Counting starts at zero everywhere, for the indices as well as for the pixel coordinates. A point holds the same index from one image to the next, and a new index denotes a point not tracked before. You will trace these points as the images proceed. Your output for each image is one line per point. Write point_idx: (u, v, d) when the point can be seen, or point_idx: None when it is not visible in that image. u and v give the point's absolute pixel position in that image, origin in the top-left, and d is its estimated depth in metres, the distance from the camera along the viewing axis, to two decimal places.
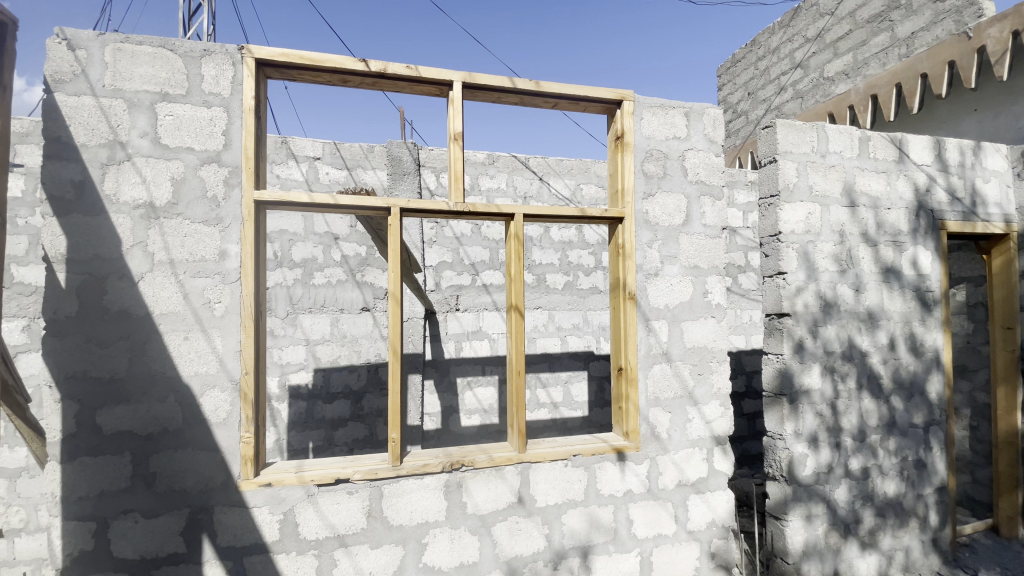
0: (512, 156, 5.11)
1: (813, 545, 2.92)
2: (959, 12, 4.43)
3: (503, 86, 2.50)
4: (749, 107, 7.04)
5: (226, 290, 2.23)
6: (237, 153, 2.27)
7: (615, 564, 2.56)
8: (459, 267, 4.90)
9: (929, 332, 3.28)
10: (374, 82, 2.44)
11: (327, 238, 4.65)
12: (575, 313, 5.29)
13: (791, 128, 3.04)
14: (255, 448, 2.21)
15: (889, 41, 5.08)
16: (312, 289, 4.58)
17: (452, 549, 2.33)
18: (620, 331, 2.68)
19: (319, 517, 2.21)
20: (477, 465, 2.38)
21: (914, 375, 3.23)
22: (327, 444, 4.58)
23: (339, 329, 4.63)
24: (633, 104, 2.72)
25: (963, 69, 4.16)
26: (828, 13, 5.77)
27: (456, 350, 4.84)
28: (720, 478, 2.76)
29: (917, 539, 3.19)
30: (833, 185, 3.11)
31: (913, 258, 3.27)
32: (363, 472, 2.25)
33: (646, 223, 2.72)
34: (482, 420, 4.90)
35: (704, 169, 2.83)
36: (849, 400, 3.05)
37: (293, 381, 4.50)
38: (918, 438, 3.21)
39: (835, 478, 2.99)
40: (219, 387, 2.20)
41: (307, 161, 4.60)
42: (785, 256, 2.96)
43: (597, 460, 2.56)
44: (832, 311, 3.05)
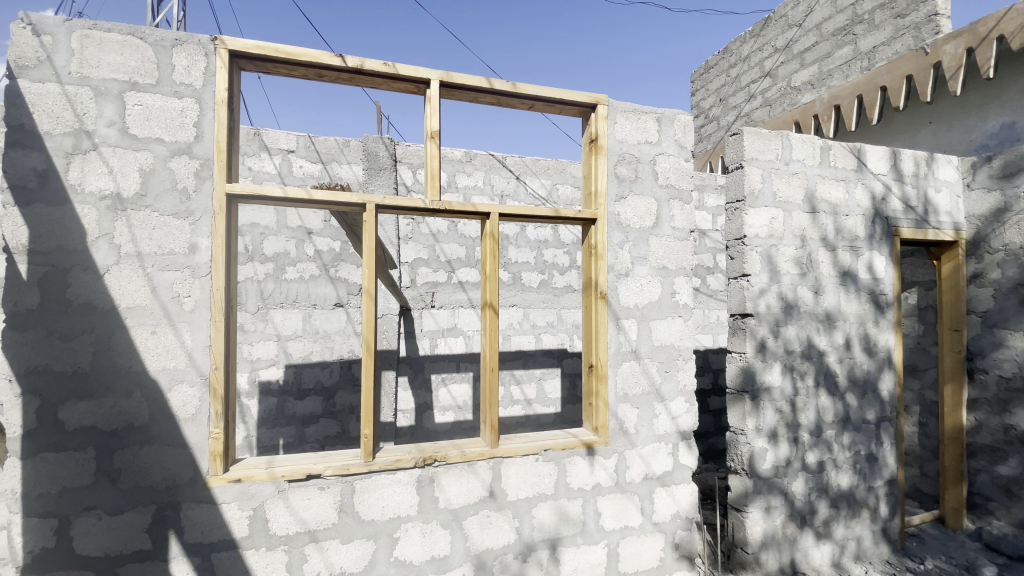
0: (488, 154, 5.14)
1: (771, 535, 3.06)
2: (917, 28, 4.66)
3: (480, 86, 2.52)
4: (721, 113, 7.25)
5: (196, 284, 2.20)
6: (208, 145, 2.24)
7: (583, 555, 2.63)
8: (435, 264, 4.90)
9: (882, 333, 3.46)
10: (350, 78, 2.44)
11: (300, 232, 4.59)
12: (549, 311, 5.35)
13: (757, 136, 3.16)
14: (224, 444, 2.19)
15: (852, 54, 5.30)
16: (283, 284, 4.53)
17: (423, 543, 2.36)
18: (591, 329, 2.75)
19: (290, 513, 2.21)
20: (449, 460, 2.41)
21: (867, 373, 3.40)
22: (298, 441, 4.53)
23: (311, 325, 4.58)
24: (607, 108, 2.79)
25: (920, 83, 4.38)
26: (796, 25, 5.98)
27: (431, 347, 4.85)
28: (684, 471, 2.87)
29: (868, 529, 3.37)
30: (796, 192, 3.25)
31: (869, 263, 3.44)
32: (335, 468, 2.25)
33: (618, 225, 2.80)
34: (455, 416, 4.92)
35: (674, 173, 2.93)
36: (808, 397, 3.20)
37: (263, 377, 4.45)
38: (870, 433, 3.39)
39: (793, 471, 3.13)
40: (187, 382, 2.17)
41: (280, 153, 4.53)
42: (749, 259, 3.08)
43: (567, 455, 2.63)
44: (793, 312, 3.19)
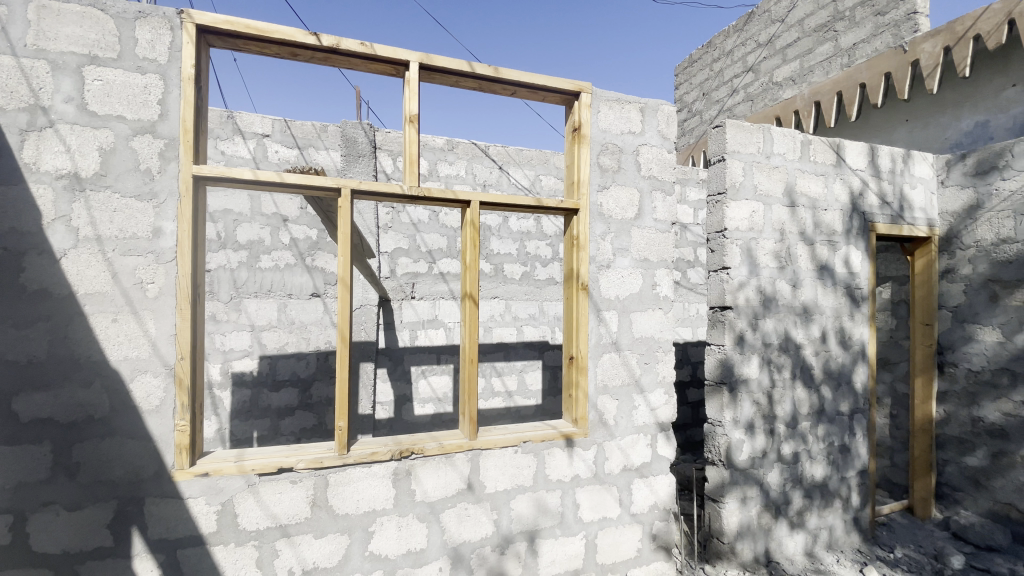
0: (471, 143, 5.06)
1: (746, 525, 3.09)
2: (897, 26, 4.72)
3: (460, 69, 2.45)
4: (704, 107, 7.28)
5: (160, 270, 2.10)
6: (174, 124, 2.13)
7: (561, 547, 2.62)
8: (415, 254, 4.82)
9: (857, 327, 3.52)
10: (326, 57, 2.34)
11: (275, 220, 4.46)
12: (531, 303, 5.32)
13: (740, 128, 3.16)
14: (191, 437, 2.10)
15: (833, 51, 5.35)
16: (258, 273, 4.40)
17: (399, 537, 2.32)
18: (572, 320, 2.72)
19: (260, 507, 2.14)
20: (426, 453, 2.36)
21: (841, 366, 3.46)
22: (273, 434, 4.43)
23: (286, 315, 4.47)
24: (591, 97, 2.74)
25: (898, 81, 4.44)
26: (778, 21, 6.01)
27: (411, 338, 4.78)
28: (662, 463, 2.88)
29: (840, 518, 3.44)
30: (776, 186, 3.26)
31: (845, 257, 3.49)
32: (308, 461, 2.19)
33: (600, 215, 2.77)
34: (435, 409, 4.87)
35: (657, 165, 2.90)
36: (784, 389, 3.24)
37: (236, 369, 4.32)
38: (844, 425, 3.45)
39: (769, 462, 3.17)
40: (151, 372, 2.08)
41: (255, 137, 4.39)
42: (729, 252, 3.09)
43: (546, 447, 2.60)
44: (771, 305, 3.21)
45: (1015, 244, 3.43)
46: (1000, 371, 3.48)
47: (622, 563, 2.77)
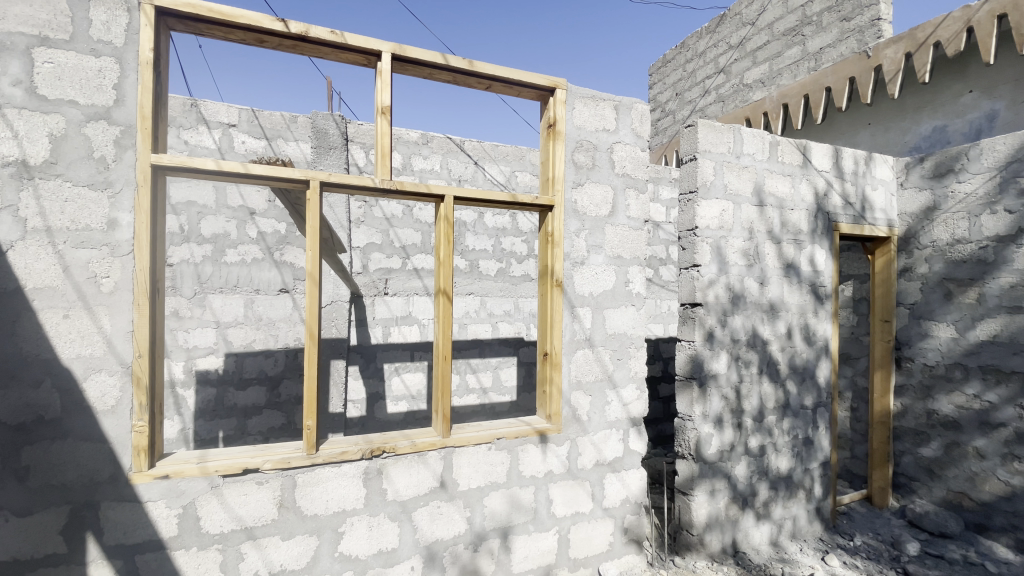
0: (446, 138, 5.00)
1: (714, 517, 3.17)
2: (861, 32, 4.87)
3: (434, 61, 2.41)
4: (677, 107, 7.40)
5: (116, 263, 2.00)
6: (130, 110, 2.03)
7: (534, 543, 2.63)
8: (389, 249, 4.74)
9: (821, 323, 3.63)
10: (294, 45, 2.27)
11: (241, 213, 4.32)
12: (506, 300, 5.31)
13: (711, 128, 3.21)
14: (150, 438, 2.02)
15: (801, 55, 5.50)
16: (223, 267, 4.25)
17: (370, 537, 2.27)
18: (546, 316, 2.73)
19: (224, 509, 2.07)
20: (398, 451, 2.32)
21: (806, 361, 3.56)
22: (239, 433, 4.31)
23: (253, 311, 4.34)
24: (566, 93, 2.74)
25: (862, 85, 4.60)
26: (749, 23, 6.13)
27: (384, 335, 4.71)
28: (634, 457, 2.91)
29: (803, 508, 3.55)
30: (745, 185, 3.33)
31: (810, 256, 3.59)
32: (274, 462, 2.12)
33: (574, 212, 2.77)
34: (409, 406, 4.81)
35: (630, 162, 2.92)
36: (751, 384, 3.32)
37: (200, 366, 4.18)
38: (807, 418, 3.56)
39: (736, 455, 3.25)
40: (105, 371, 1.98)
41: (220, 127, 4.23)
42: (700, 250, 3.14)
43: (520, 443, 2.60)
44: (739, 302, 3.29)
45: (969, 244, 3.60)
46: (953, 365, 3.65)
47: (594, 557, 2.79)
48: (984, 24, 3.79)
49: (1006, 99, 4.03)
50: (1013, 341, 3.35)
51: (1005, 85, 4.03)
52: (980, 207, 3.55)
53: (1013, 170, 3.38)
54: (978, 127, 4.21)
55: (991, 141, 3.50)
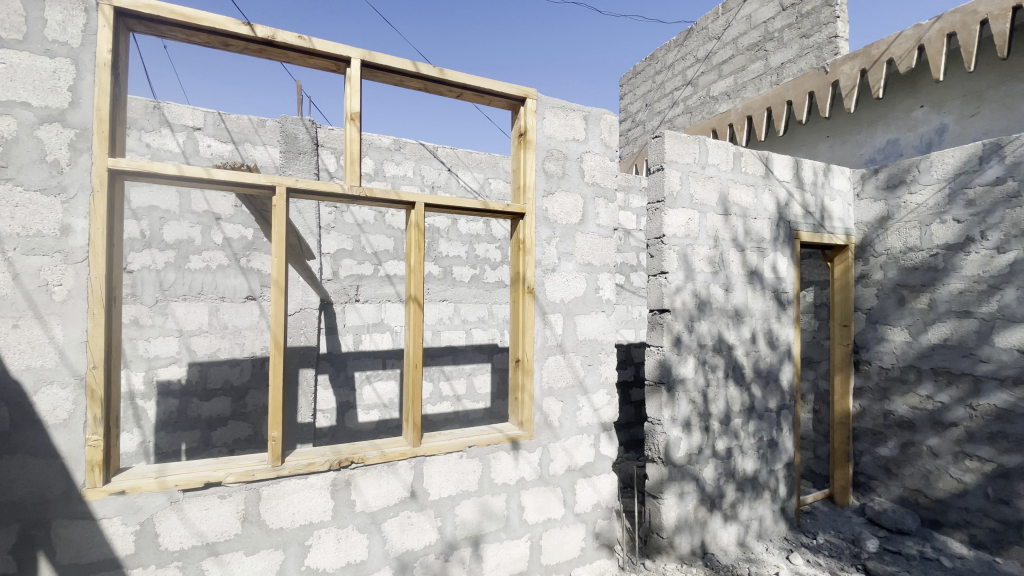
0: (419, 144, 4.99)
1: (684, 519, 3.23)
2: (819, 49, 5.07)
3: (404, 69, 2.40)
4: (647, 117, 7.58)
5: (69, 271, 1.92)
6: (87, 113, 1.96)
7: (506, 551, 2.62)
8: (360, 256, 4.69)
9: (783, 328, 3.75)
10: (260, 49, 2.23)
11: (206, 218, 4.20)
12: (480, 306, 5.31)
13: (677, 139, 3.30)
14: (105, 452, 1.93)
15: (764, 69, 5.71)
16: (186, 274, 4.13)
17: (338, 549, 2.23)
18: (518, 323, 2.73)
19: (184, 525, 2.00)
20: (367, 462, 2.29)
21: (770, 365, 3.68)
22: (203, 446, 4.17)
23: (218, 319, 4.22)
24: (536, 103, 2.78)
25: (821, 99, 4.81)
26: (715, 38, 6.33)
27: (355, 343, 4.64)
28: (605, 462, 2.95)
29: (769, 508, 3.65)
30: (710, 195, 3.43)
31: (773, 263, 3.71)
32: (237, 475, 2.06)
33: (545, 220, 2.80)
34: (380, 415, 4.75)
35: (600, 172, 2.98)
36: (718, 388, 3.40)
37: (162, 377, 4.03)
38: (772, 420, 3.67)
39: (704, 458, 3.32)
40: (57, 383, 1.89)
41: (184, 130, 4.12)
42: (667, 257, 3.22)
43: (491, 451, 2.60)
44: (705, 308, 3.37)
45: (921, 252, 3.79)
46: (908, 368, 3.82)
47: (566, 563, 2.81)
48: (934, 42, 4.00)
49: (955, 114, 4.27)
50: (962, 344, 3.53)
51: (953, 101, 4.28)
52: (930, 216, 3.74)
53: (961, 182, 3.58)
54: (928, 140, 4.45)
55: (940, 155, 3.70)
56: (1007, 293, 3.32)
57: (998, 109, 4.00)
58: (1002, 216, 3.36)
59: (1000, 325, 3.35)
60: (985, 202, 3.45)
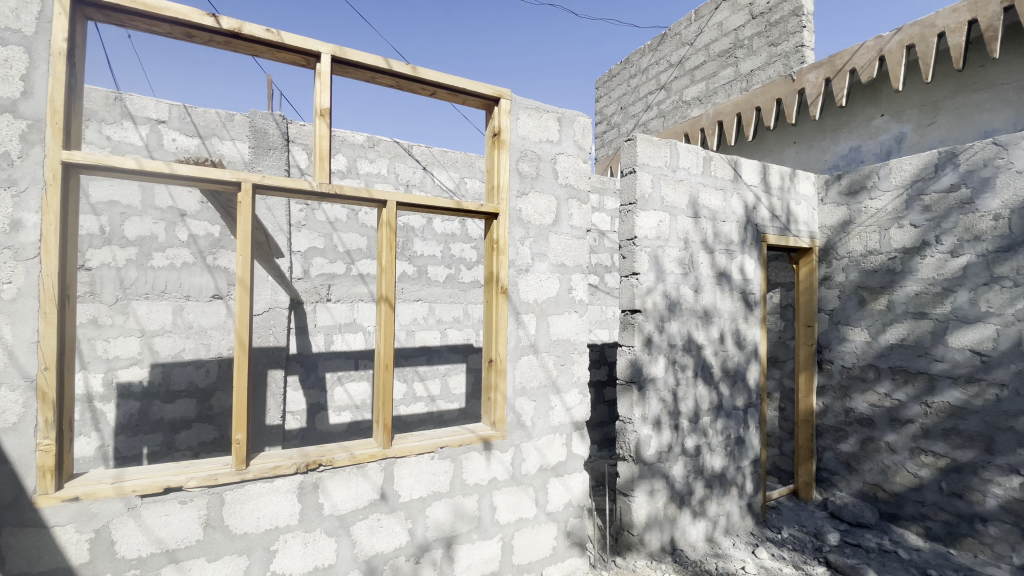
0: (393, 142, 4.93)
1: (654, 517, 3.28)
2: (787, 57, 5.23)
3: (376, 66, 2.37)
4: (621, 120, 7.70)
5: (20, 268, 1.83)
6: (40, 104, 1.87)
7: (478, 551, 2.62)
8: (332, 254, 4.61)
9: (750, 329, 3.85)
10: (225, 41, 2.17)
11: (171, 214, 4.07)
12: (455, 306, 5.28)
13: (649, 142, 3.36)
14: (58, 457, 1.85)
15: (734, 75, 5.85)
16: (149, 272, 3.99)
17: (305, 554, 2.19)
18: (492, 323, 2.73)
19: (143, 531, 1.93)
20: (335, 464, 2.25)
21: (737, 364, 3.77)
22: (166, 449, 4.03)
23: (183, 319, 4.09)
24: (510, 103, 2.78)
25: (788, 106, 4.96)
26: (688, 44, 6.46)
27: (326, 343, 4.56)
28: (577, 461, 2.98)
29: (736, 504, 3.74)
30: (681, 198, 3.49)
31: (741, 265, 3.80)
32: (199, 479, 2.00)
33: (519, 221, 2.80)
34: (352, 416, 4.68)
35: (573, 173, 3.00)
36: (687, 387, 3.47)
37: (122, 379, 3.88)
38: (739, 418, 3.76)
39: (674, 456, 3.38)
40: (6, 386, 1.80)
41: (148, 123, 3.98)
42: (638, 259, 3.26)
43: (463, 451, 2.59)
44: (675, 309, 3.43)
45: (880, 255, 3.94)
46: (867, 367, 3.97)
47: (537, 562, 2.82)
48: (894, 53, 4.17)
49: (912, 123, 4.46)
50: (918, 344, 3.68)
51: (911, 110, 4.47)
52: (889, 221, 3.89)
53: (917, 189, 3.74)
54: (888, 148, 4.64)
55: (898, 162, 3.86)
56: (959, 295, 3.48)
57: (953, 120, 4.19)
58: (956, 222, 3.53)
59: (953, 326, 3.51)
60: (940, 208, 3.61)
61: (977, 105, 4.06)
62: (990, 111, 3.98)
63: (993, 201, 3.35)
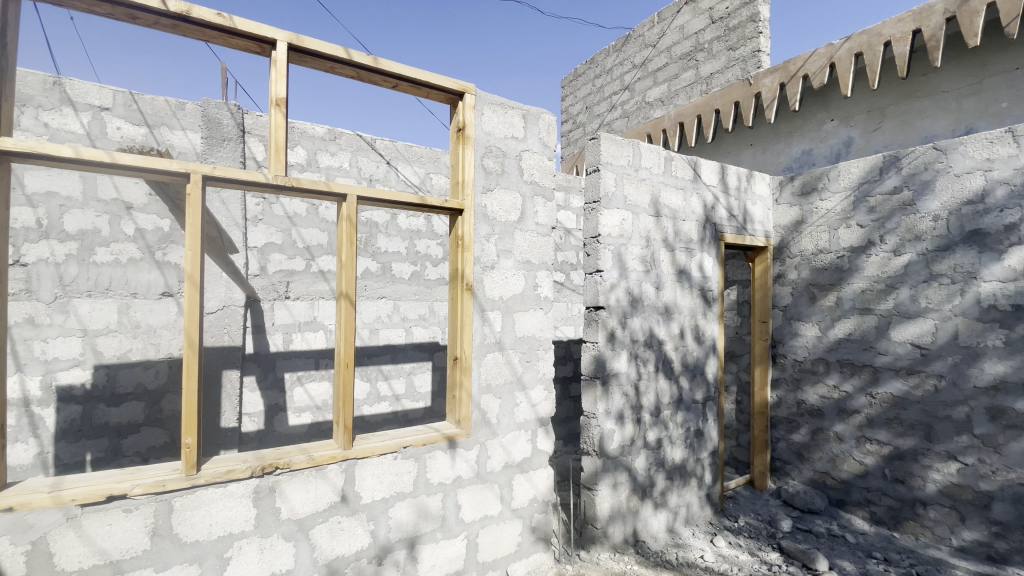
0: (356, 135, 4.82)
1: (617, 509, 3.34)
2: (744, 61, 5.40)
3: (335, 55, 2.30)
4: (586, 119, 7.80)
5: None
6: None
7: (442, 551, 2.60)
8: (291, 250, 4.47)
9: (708, 324, 3.97)
10: (173, 24, 2.06)
11: (115, 207, 3.84)
12: (420, 304, 5.22)
13: (612, 142, 3.40)
14: None
15: (694, 78, 6.00)
16: (91, 267, 3.76)
17: (261, 560, 2.12)
18: (456, 320, 2.70)
19: (84, 542, 1.82)
20: (293, 467, 2.18)
21: (696, 359, 3.88)
22: (112, 456, 3.82)
23: (129, 318, 3.88)
24: (474, 98, 2.75)
25: (745, 109, 5.12)
26: (650, 45, 6.58)
27: (285, 343, 4.42)
28: (542, 456, 2.99)
29: (695, 495, 3.86)
30: (643, 197, 3.56)
31: (700, 263, 3.91)
32: (145, 486, 1.89)
33: (484, 217, 2.79)
34: (313, 417, 4.56)
35: (538, 170, 3.01)
36: (648, 381, 3.54)
37: (62, 382, 3.65)
38: (698, 411, 3.87)
39: (636, 449, 3.45)
40: None
41: (90, 110, 3.75)
42: (602, 256, 3.31)
43: (427, 451, 2.55)
44: (637, 305, 3.50)
45: (830, 254, 4.13)
46: (818, 360, 4.16)
47: (502, 559, 2.82)
48: (843, 60, 4.37)
49: (860, 128, 4.70)
50: (863, 338, 3.88)
51: (859, 116, 4.70)
52: (838, 221, 4.08)
53: (864, 191, 3.94)
54: (837, 151, 4.86)
55: (847, 165, 4.05)
56: (901, 292, 3.69)
57: (897, 125, 4.44)
58: (898, 222, 3.73)
59: (895, 321, 3.72)
60: (884, 209, 3.81)
61: (919, 112, 4.30)
62: (931, 118, 4.23)
63: (932, 203, 3.57)
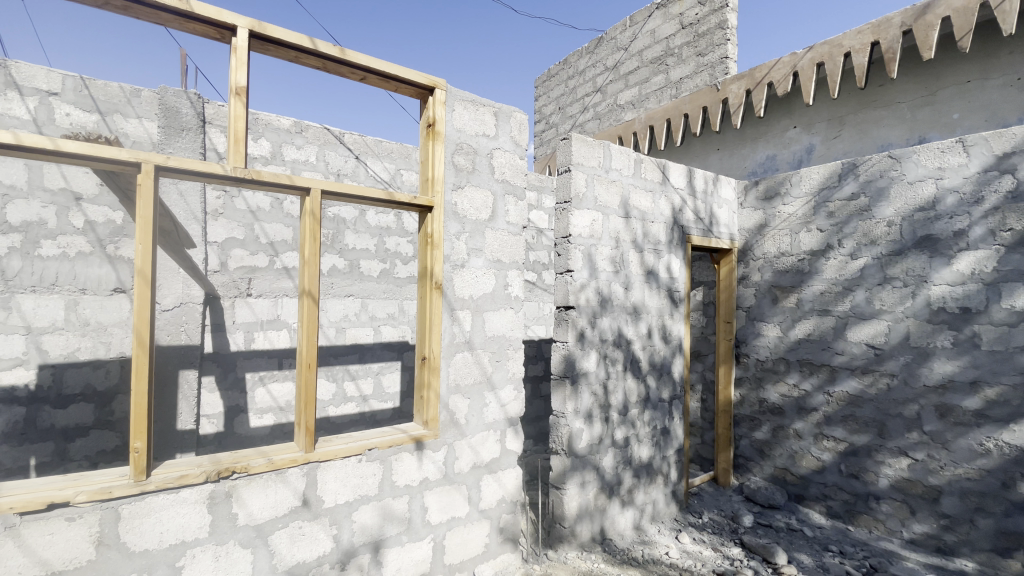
0: (323, 128, 4.69)
1: (585, 508, 3.36)
2: (712, 67, 5.51)
3: (299, 44, 2.23)
4: (559, 120, 7.84)
5: None
6: None
7: (408, 553, 2.55)
8: (253, 246, 4.32)
9: (675, 324, 4.04)
10: (124, 6, 1.94)
11: (63, 197, 3.63)
12: (390, 302, 5.14)
13: (583, 142, 3.42)
14: None
15: (664, 82, 6.10)
16: (36, 261, 3.55)
17: (216, 569, 2.03)
18: (425, 318, 2.65)
19: (23, 553, 1.71)
20: (251, 471, 2.10)
21: (663, 358, 3.94)
22: (58, 460, 3.61)
23: (77, 315, 3.67)
24: (445, 93, 2.71)
25: (713, 114, 5.23)
26: (622, 49, 6.65)
27: (246, 342, 4.28)
28: (510, 457, 2.98)
29: (661, 492, 3.92)
30: (613, 198, 3.59)
31: (668, 264, 3.97)
32: (90, 493, 1.79)
33: (454, 215, 2.75)
34: (276, 419, 4.43)
35: (509, 169, 2.99)
36: (617, 380, 3.57)
37: (3, 382, 3.44)
38: (664, 409, 3.93)
39: (604, 448, 3.48)
40: None
41: (37, 95, 3.54)
42: (573, 256, 3.31)
43: (393, 452, 2.50)
44: (607, 305, 3.53)
45: (792, 256, 4.26)
46: (779, 359, 4.29)
47: (469, 560, 2.80)
48: (806, 70, 4.51)
49: (821, 135, 4.86)
50: (822, 339, 4.02)
51: (820, 123, 4.87)
52: (799, 225, 4.21)
53: (823, 196, 4.07)
54: (799, 157, 5.03)
55: (807, 171, 4.18)
56: (858, 294, 3.84)
57: (856, 134, 4.62)
58: (855, 227, 3.88)
59: (852, 322, 3.86)
60: (842, 214, 3.95)
61: (876, 121, 4.49)
62: (887, 127, 4.42)
63: (887, 209, 3.72)
